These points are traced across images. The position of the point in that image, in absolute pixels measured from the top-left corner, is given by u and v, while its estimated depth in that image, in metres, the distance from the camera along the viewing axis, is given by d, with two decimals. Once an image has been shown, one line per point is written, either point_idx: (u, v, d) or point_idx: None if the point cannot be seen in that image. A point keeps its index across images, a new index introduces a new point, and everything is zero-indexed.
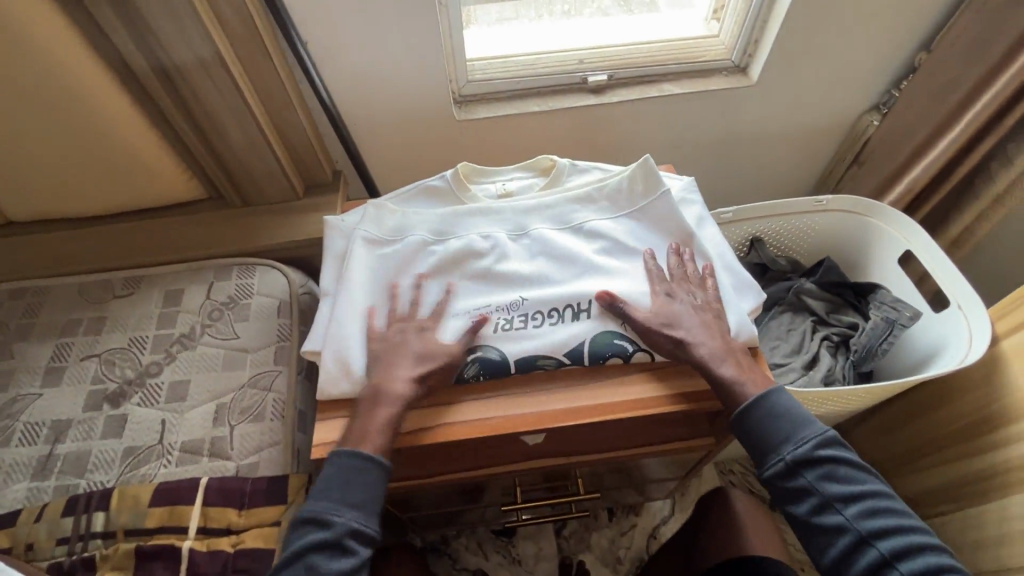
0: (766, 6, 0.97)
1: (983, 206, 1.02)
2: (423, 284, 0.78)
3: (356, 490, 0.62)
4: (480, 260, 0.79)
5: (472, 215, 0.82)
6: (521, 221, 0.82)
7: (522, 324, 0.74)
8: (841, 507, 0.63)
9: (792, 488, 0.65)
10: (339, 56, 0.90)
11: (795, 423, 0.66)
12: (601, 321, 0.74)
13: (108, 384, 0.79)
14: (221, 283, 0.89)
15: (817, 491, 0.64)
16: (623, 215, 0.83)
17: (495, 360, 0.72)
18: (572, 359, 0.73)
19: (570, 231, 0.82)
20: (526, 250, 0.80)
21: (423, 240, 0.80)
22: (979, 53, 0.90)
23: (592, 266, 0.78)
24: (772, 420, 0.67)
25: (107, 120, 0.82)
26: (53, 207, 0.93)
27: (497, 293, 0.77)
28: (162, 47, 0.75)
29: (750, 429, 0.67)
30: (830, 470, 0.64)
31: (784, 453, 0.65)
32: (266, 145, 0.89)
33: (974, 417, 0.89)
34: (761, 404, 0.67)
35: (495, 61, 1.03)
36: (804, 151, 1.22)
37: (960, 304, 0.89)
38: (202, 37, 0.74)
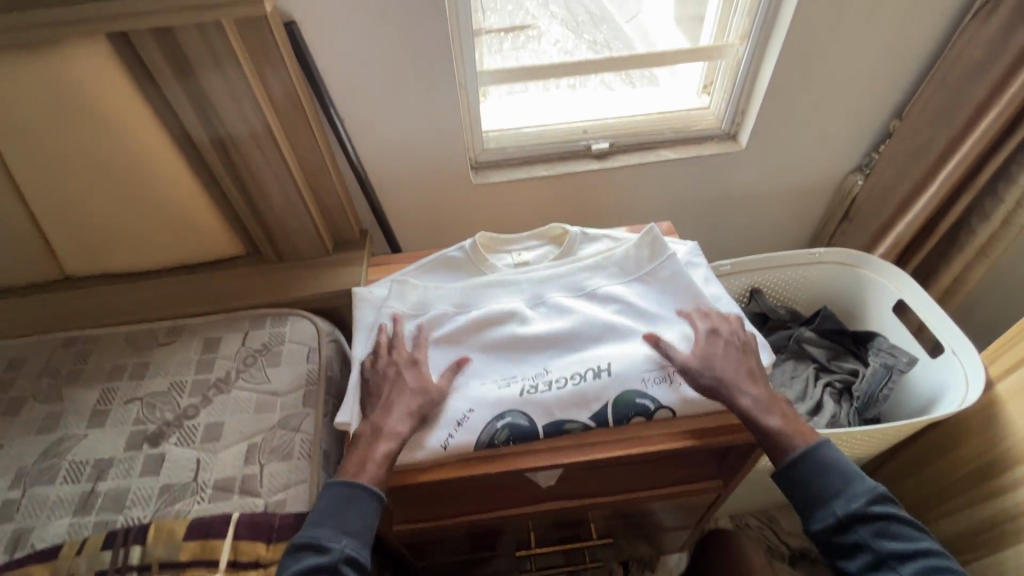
0: (748, 82, 1.09)
1: (968, 258, 1.08)
2: (448, 353, 0.84)
3: (353, 513, 0.68)
4: (501, 328, 0.86)
5: (490, 285, 0.90)
6: (537, 291, 0.90)
7: (547, 391, 0.79)
8: (897, 562, 0.66)
9: (844, 542, 0.68)
10: (371, 130, 1.02)
11: (846, 480, 0.69)
12: (621, 384, 0.79)
13: (149, 425, 0.84)
14: (255, 332, 0.96)
15: (869, 546, 0.67)
16: (632, 279, 0.90)
17: (524, 427, 0.77)
18: (597, 421, 0.77)
19: (583, 298, 0.89)
20: (546, 316, 0.87)
21: (446, 310, 0.88)
22: (943, 120, 1.01)
23: (611, 335, 0.84)
24: (822, 476, 0.70)
25: (167, 186, 0.93)
26: (110, 263, 1.03)
27: (522, 363, 0.83)
28: (221, 121, 0.86)
29: (802, 485, 0.71)
30: (883, 527, 0.67)
31: (836, 508, 0.68)
32: (305, 209, 1.00)
33: (979, 462, 0.91)
34: (811, 460, 0.70)
35: (508, 133, 1.15)
36: (796, 208, 1.30)
37: (953, 350, 0.94)
38: (256, 112, 0.86)
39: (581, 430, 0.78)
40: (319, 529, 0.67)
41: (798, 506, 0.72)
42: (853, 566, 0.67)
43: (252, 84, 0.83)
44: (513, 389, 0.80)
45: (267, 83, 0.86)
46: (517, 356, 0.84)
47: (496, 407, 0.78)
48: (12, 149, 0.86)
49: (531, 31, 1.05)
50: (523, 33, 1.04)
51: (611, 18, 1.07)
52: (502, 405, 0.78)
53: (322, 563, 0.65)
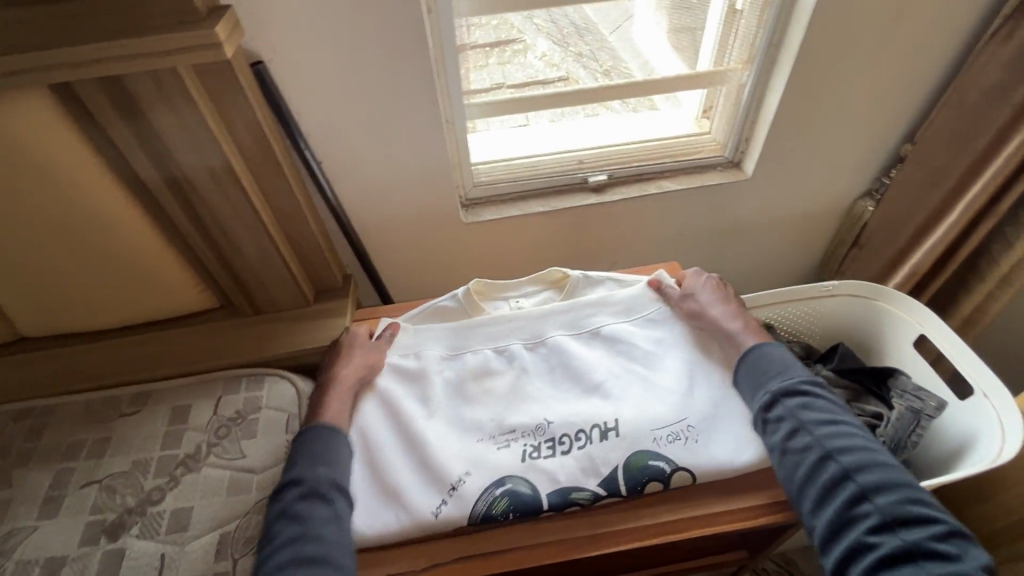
0: (753, 107, 1.03)
1: (990, 287, 1.02)
2: (440, 401, 0.78)
3: (319, 444, 0.70)
4: (497, 377, 0.80)
5: (482, 323, 0.83)
6: (535, 328, 0.83)
7: (551, 455, 0.72)
8: (816, 429, 0.67)
9: (773, 418, 0.70)
10: (352, 171, 0.94)
11: (786, 365, 0.73)
12: (631, 444, 0.71)
13: (108, 514, 0.75)
14: (229, 397, 0.87)
15: (798, 420, 0.68)
16: (640, 317, 0.84)
17: (527, 495, 0.69)
18: (608, 488, 0.69)
19: (586, 336, 0.83)
20: (547, 361, 0.81)
21: (437, 355, 0.82)
22: (960, 147, 0.95)
23: (619, 384, 0.78)
24: (764, 362, 0.75)
25: (127, 242, 0.84)
26: (67, 324, 0.94)
27: (523, 414, 0.76)
28: (175, 161, 0.77)
29: (750, 370, 0.75)
30: (809, 402, 0.70)
31: (771, 384, 0.72)
32: (280, 258, 0.91)
33: (1019, 515, 0.84)
34: (759, 353, 0.75)
35: (499, 165, 1.07)
36: (803, 235, 1.24)
37: (986, 394, 0.87)
38: (213, 148, 0.76)
39: (591, 500, 0.69)
40: (293, 468, 0.68)
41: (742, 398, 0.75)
42: (780, 438, 0.68)
43: (214, 129, 0.75)
44: (514, 451, 0.72)
45: (231, 125, 0.78)
46: (516, 404, 0.77)
47: (495, 471, 0.70)
48: None
49: (517, 45, 0.98)
50: (508, 48, 0.98)
51: (598, 30, 1.01)
52: (501, 469, 0.71)
53: (304, 489, 0.66)
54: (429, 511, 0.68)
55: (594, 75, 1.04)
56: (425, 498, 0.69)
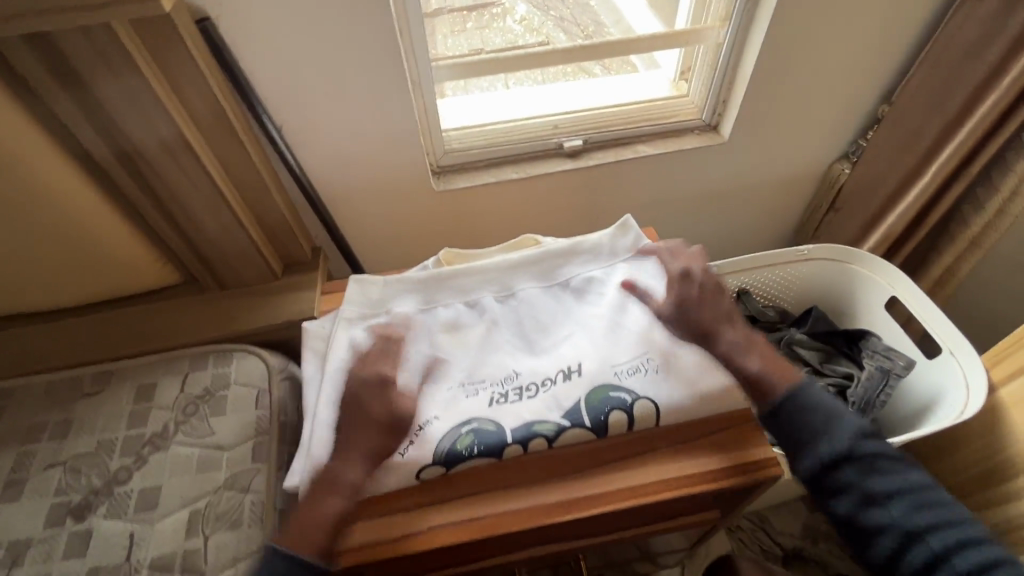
0: (731, 67, 1.00)
1: (961, 248, 1.03)
2: (409, 357, 0.76)
3: None
4: (466, 330, 0.78)
5: (455, 277, 0.82)
6: (506, 281, 0.82)
7: (517, 400, 0.71)
8: (883, 496, 0.63)
9: (836, 486, 0.64)
10: (315, 139, 0.90)
11: (832, 423, 0.66)
12: (593, 381, 0.72)
13: (72, 496, 0.74)
14: (196, 374, 0.85)
15: (861, 481, 0.63)
16: (612, 268, 0.83)
17: (492, 433, 0.69)
18: (572, 421, 0.69)
19: (556, 289, 0.82)
20: (516, 313, 0.80)
21: (410, 309, 0.80)
22: (937, 107, 0.94)
23: (585, 330, 0.77)
24: (805, 412, 0.67)
25: (78, 216, 0.80)
26: (19, 305, 0.90)
27: (489, 364, 0.75)
28: (123, 132, 0.73)
29: (791, 424, 0.67)
30: (867, 464, 0.64)
31: (822, 446, 0.65)
32: (242, 230, 0.88)
33: (981, 467, 0.86)
34: (792, 399, 0.68)
35: (470, 131, 1.04)
36: (780, 199, 1.23)
37: (953, 352, 0.89)
38: (160, 111, 0.71)
39: (554, 432, 0.69)
40: None
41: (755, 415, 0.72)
42: (852, 514, 0.63)
43: (160, 93, 0.70)
44: (482, 398, 0.72)
45: (181, 92, 0.74)
46: (483, 354, 0.76)
47: (462, 413, 0.70)
48: None
49: (496, 9, 0.96)
50: (486, 11, 0.95)
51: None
52: (467, 410, 0.71)
53: None
54: (395, 452, 0.68)
55: (572, 36, 1.01)
56: (393, 441, 0.69)
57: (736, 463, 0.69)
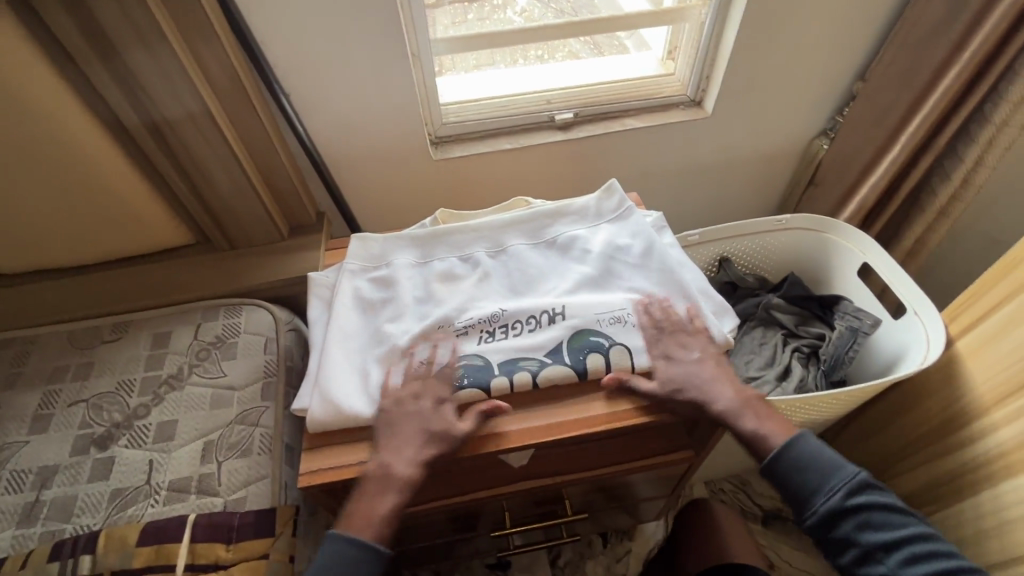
0: (713, 44, 1.06)
1: (930, 218, 1.09)
2: (407, 302, 0.82)
3: None
4: (460, 281, 0.84)
5: (451, 234, 0.88)
6: (498, 239, 0.88)
7: (504, 337, 0.77)
8: (878, 551, 0.65)
9: (832, 542, 0.67)
10: (321, 107, 0.96)
11: (827, 468, 0.68)
12: (576, 322, 0.77)
13: (96, 428, 0.80)
14: (208, 323, 0.91)
15: (847, 531, 0.66)
16: (597, 227, 0.89)
17: (480, 367, 0.74)
18: (554, 359, 0.75)
19: (544, 245, 0.88)
20: (506, 266, 0.86)
21: (409, 262, 0.86)
22: (906, 82, 0.99)
23: (570, 281, 0.83)
24: (801, 471, 0.68)
25: (100, 175, 0.86)
26: (43, 259, 0.96)
27: (479, 308, 0.81)
28: (152, 103, 0.79)
29: (788, 488, 0.69)
30: (862, 517, 0.66)
31: (817, 507, 0.67)
32: (252, 191, 0.93)
33: (941, 417, 0.93)
34: (789, 460, 0.69)
35: (468, 105, 1.10)
36: (763, 175, 1.29)
37: (916, 311, 0.95)
38: (179, 72, 0.77)
39: (537, 367, 0.74)
40: None
41: (746, 446, 0.72)
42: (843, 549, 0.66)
43: (180, 55, 0.76)
44: (471, 337, 0.78)
45: (199, 56, 0.79)
46: (474, 299, 0.82)
47: (454, 350, 0.76)
48: None
49: (496, 0, 0.99)
50: (486, 3, 0.99)
51: None
52: (459, 348, 0.77)
53: None
54: (396, 384, 0.74)
55: (559, 15, 1.04)
56: (393, 375, 0.75)
57: None
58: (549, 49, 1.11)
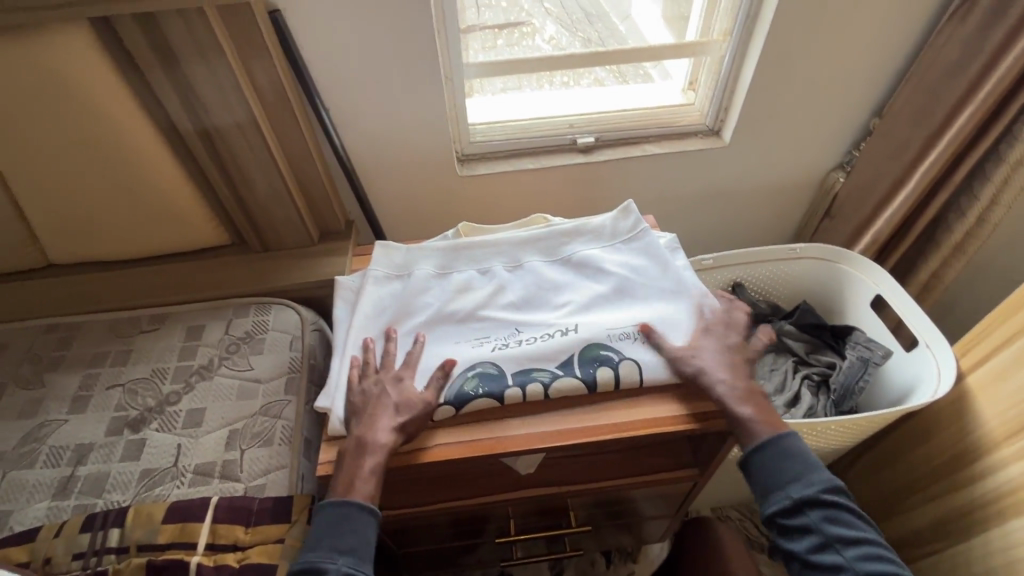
0: (732, 78, 1.10)
1: (946, 253, 1.10)
2: (427, 312, 0.86)
3: (342, 531, 0.67)
4: (477, 292, 0.88)
5: (471, 248, 0.92)
6: (516, 254, 0.92)
7: (517, 346, 0.80)
8: (841, 548, 0.65)
9: (796, 532, 0.68)
10: (357, 122, 1.03)
11: (808, 464, 0.70)
12: (588, 338, 0.80)
13: (130, 411, 0.85)
14: (239, 319, 0.96)
15: (813, 519, 0.67)
16: (611, 246, 0.92)
17: (494, 375, 0.77)
18: (564, 371, 0.78)
19: (560, 263, 0.91)
20: (523, 280, 0.89)
21: (430, 272, 0.90)
22: (921, 119, 1.02)
23: (584, 297, 0.86)
24: (782, 460, 0.70)
25: (152, 176, 0.93)
26: (92, 252, 1.03)
27: (496, 321, 0.85)
28: (207, 112, 0.86)
29: (766, 473, 0.71)
30: (833, 514, 0.67)
31: (791, 492, 0.69)
32: (288, 197, 0.99)
33: (953, 450, 0.92)
34: (771, 448, 0.71)
35: (494, 125, 1.15)
36: (781, 203, 1.32)
37: (928, 345, 0.95)
38: (233, 85, 0.84)
39: (549, 377, 0.77)
40: (316, 547, 0.66)
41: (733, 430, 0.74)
42: (805, 542, 0.67)
43: (235, 69, 0.83)
44: (486, 347, 0.81)
45: (251, 71, 0.86)
46: (490, 310, 0.86)
47: (469, 359, 0.79)
48: None
49: (526, 28, 1.06)
50: (517, 30, 1.06)
51: (608, 19, 1.07)
52: (473, 357, 0.80)
53: None
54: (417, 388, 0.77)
55: (584, 44, 1.09)
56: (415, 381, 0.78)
57: (706, 410, 0.76)
58: (575, 76, 1.16)
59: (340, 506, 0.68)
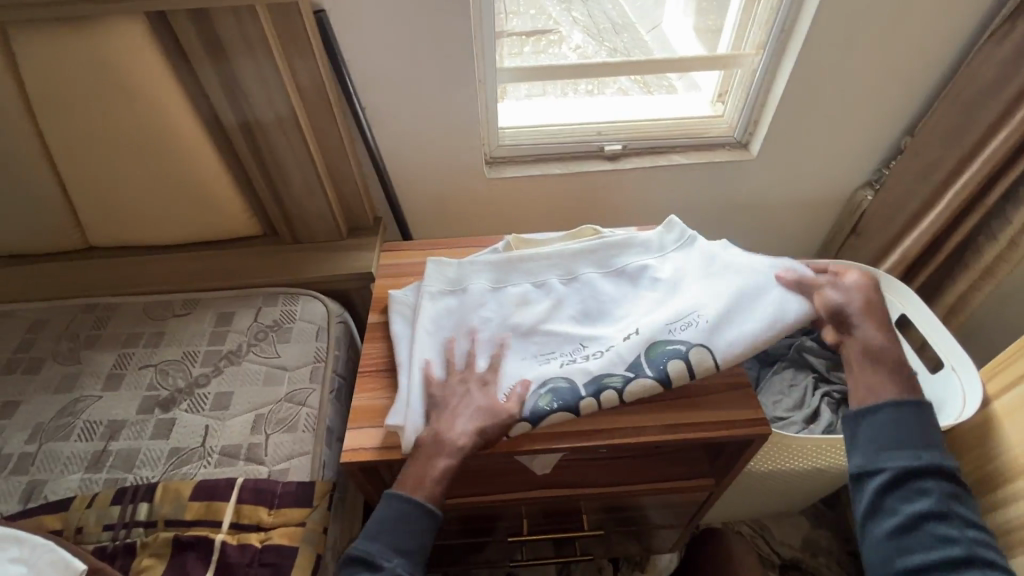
0: (763, 91, 1.11)
1: (975, 276, 1.09)
2: (487, 326, 0.84)
3: (406, 532, 0.68)
4: (534, 305, 0.86)
5: (525, 261, 0.89)
6: (570, 267, 0.89)
7: (583, 362, 0.78)
8: (955, 522, 0.64)
9: (911, 496, 0.65)
10: (391, 121, 1.05)
11: (936, 436, 0.68)
12: (649, 339, 0.77)
13: (161, 391, 0.88)
14: (268, 308, 0.99)
15: (933, 488, 0.65)
16: (663, 254, 0.88)
17: (566, 389, 0.76)
18: (635, 372, 0.76)
19: (614, 276, 0.88)
20: (579, 294, 0.87)
21: (484, 286, 0.88)
22: (953, 140, 1.01)
23: (642, 307, 0.83)
24: (919, 424, 0.68)
25: (193, 166, 0.96)
26: (130, 236, 1.06)
27: (556, 335, 0.82)
28: (250, 106, 0.89)
29: (898, 431, 0.68)
30: (952, 489, 0.65)
31: (922, 456, 0.66)
32: (321, 191, 1.02)
33: (976, 476, 0.91)
34: (912, 410, 0.68)
35: (523, 129, 1.17)
36: (807, 219, 1.31)
37: (953, 366, 0.94)
38: (276, 81, 0.87)
39: (622, 382, 0.75)
40: (377, 539, 0.68)
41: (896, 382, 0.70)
42: (920, 505, 0.64)
43: (279, 65, 0.86)
44: (553, 363, 0.79)
45: (294, 67, 0.89)
46: (551, 325, 0.84)
47: (539, 376, 0.77)
48: (46, 122, 0.90)
49: (553, 35, 1.08)
50: (544, 37, 1.08)
51: (635, 29, 1.11)
52: (543, 373, 0.78)
53: None
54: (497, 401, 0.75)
55: (611, 54, 1.11)
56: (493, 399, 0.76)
57: (726, 419, 0.77)
58: (599, 84, 1.18)
59: (413, 506, 0.69)
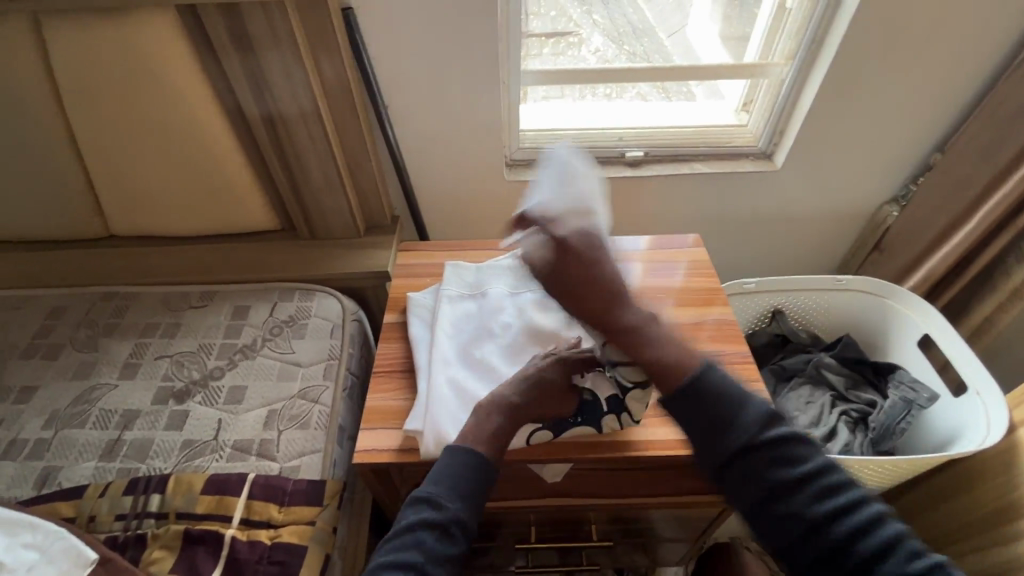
0: (790, 102, 1.09)
1: (1002, 298, 1.06)
2: (506, 328, 0.83)
3: (469, 479, 0.64)
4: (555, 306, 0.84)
5: None
6: None
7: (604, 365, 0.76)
8: (802, 487, 0.58)
9: (750, 479, 0.60)
10: (412, 120, 1.04)
11: (735, 396, 0.63)
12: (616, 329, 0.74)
13: (176, 382, 0.88)
14: (284, 303, 0.99)
15: (767, 464, 0.60)
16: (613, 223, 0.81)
17: (589, 403, 0.74)
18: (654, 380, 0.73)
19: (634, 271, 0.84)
20: None
21: (502, 291, 0.88)
22: (986, 157, 0.99)
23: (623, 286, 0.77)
24: (710, 398, 0.63)
25: (215, 159, 0.97)
26: (151, 227, 1.07)
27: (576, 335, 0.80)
28: (274, 101, 0.90)
29: (697, 412, 0.63)
30: (785, 452, 0.60)
31: (731, 435, 0.61)
32: (341, 187, 1.01)
33: (998, 504, 0.88)
34: (690, 384, 0.64)
35: (544, 133, 1.17)
36: (829, 233, 1.29)
37: (978, 391, 0.92)
38: (301, 76, 0.87)
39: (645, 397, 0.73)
40: (437, 483, 0.64)
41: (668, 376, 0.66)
42: (763, 489, 0.59)
43: (304, 60, 0.86)
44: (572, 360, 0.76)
45: (319, 63, 0.89)
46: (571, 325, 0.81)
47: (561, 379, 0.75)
48: (74, 110, 0.90)
49: (572, 38, 1.06)
50: (564, 39, 1.06)
51: (656, 33, 1.08)
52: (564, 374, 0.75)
53: (438, 520, 0.61)
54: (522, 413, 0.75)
55: (632, 59, 1.10)
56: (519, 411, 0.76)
57: None
58: (618, 89, 1.17)
59: (477, 456, 0.66)
